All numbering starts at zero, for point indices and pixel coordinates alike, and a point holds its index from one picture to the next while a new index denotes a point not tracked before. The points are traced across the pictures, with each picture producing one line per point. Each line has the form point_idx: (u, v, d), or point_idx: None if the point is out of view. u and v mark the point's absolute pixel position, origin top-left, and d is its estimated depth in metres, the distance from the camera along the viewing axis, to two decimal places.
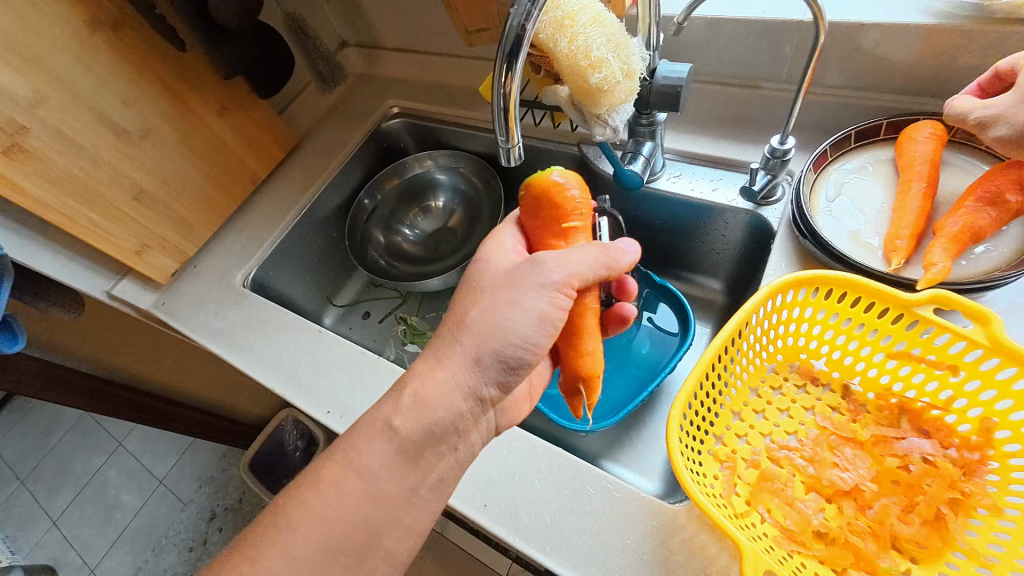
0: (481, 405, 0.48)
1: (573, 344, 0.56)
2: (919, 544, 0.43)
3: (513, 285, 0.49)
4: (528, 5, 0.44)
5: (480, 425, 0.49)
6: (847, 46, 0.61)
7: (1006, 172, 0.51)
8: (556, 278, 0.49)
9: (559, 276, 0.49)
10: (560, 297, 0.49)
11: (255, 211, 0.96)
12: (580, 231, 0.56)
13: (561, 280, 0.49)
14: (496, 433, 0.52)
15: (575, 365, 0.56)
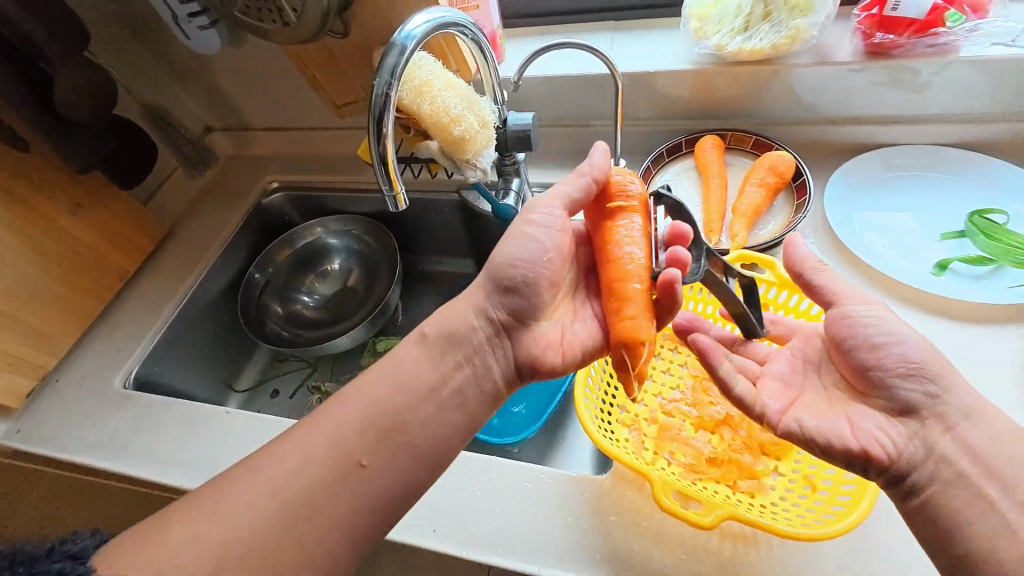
0: (492, 327, 0.54)
1: (614, 308, 0.53)
2: (778, 444, 0.55)
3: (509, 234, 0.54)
4: (388, 77, 0.52)
5: (491, 350, 0.53)
6: (643, 88, 0.79)
7: (762, 163, 0.71)
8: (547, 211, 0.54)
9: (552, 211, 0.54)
10: (536, 226, 0.53)
11: (127, 308, 0.89)
12: (627, 210, 0.56)
13: (551, 212, 0.54)
14: (511, 370, 0.54)
15: (618, 330, 0.52)
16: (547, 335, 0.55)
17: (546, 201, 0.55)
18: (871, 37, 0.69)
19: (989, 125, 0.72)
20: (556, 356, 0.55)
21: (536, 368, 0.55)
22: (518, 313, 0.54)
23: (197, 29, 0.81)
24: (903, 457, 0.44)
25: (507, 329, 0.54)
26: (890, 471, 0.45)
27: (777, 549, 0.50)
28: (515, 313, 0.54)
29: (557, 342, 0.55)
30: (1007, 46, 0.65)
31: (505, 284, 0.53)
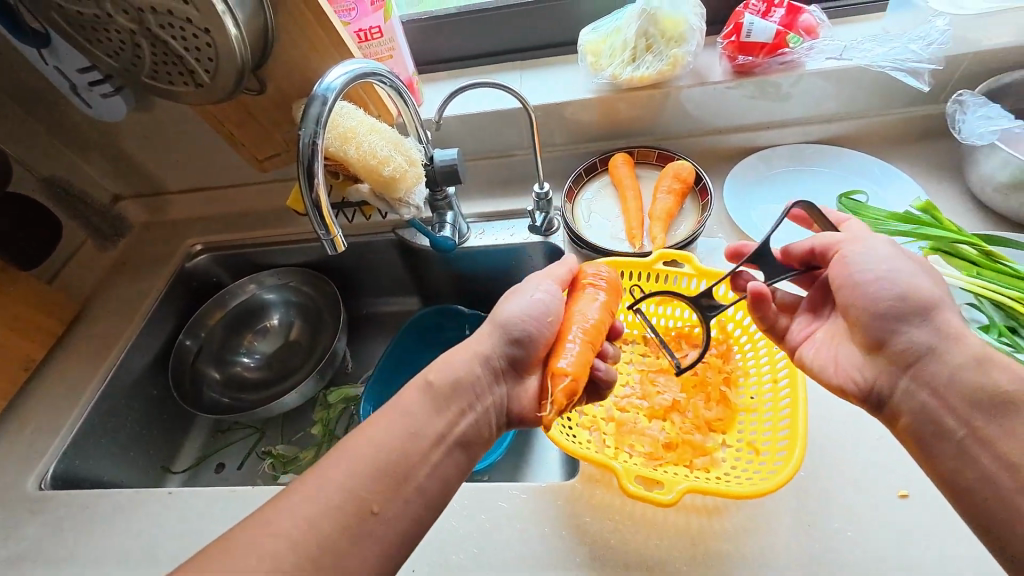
0: (492, 372, 0.56)
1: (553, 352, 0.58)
2: (722, 419, 0.60)
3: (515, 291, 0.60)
4: (313, 127, 0.54)
5: (489, 395, 0.55)
6: (556, 117, 0.87)
7: (668, 172, 0.79)
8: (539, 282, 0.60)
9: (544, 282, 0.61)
10: (535, 291, 0.59)
11: (36, 399, 0.80)
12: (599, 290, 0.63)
13: (543, 283, 0.61)
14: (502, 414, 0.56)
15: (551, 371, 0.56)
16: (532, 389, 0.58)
17: (538, 278, 0.61)
18: (735, 60, 0.81)
19: (839, 122, 0.86)
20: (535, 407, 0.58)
21: (523, 418, 0.58)
22: (517, 363, 0.57)
23: (100, 97, 0.79)
24: (873, 387, 0.52)
25: (504, 375, 0.57)
26: (867, 398, 0.53)
27: (735, 515, 0.54)
28: (515, 364, 0.57)
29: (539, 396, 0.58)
30: (837, 60, 0.79)
31: (507, 337, 0.56)
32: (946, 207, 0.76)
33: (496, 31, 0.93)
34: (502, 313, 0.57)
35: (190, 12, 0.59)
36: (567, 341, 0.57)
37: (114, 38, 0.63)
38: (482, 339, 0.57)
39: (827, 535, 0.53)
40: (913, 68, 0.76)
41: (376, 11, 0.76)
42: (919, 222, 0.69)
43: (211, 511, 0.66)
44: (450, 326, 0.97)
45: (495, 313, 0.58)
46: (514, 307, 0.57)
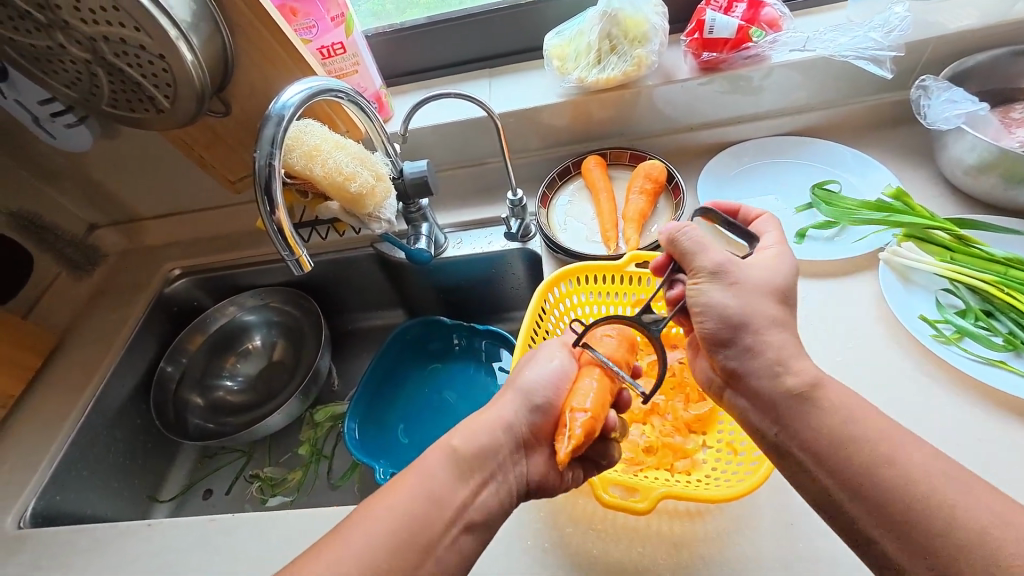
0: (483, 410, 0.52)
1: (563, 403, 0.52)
2: (701, 420, 0.60)
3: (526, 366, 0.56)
4: (268, 148, 0.54)
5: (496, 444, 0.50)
6: (526, 123, 0.86)
7: (639, 172, 0.79)
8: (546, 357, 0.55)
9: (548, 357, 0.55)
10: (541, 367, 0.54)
11: (15, 436, 0.79)
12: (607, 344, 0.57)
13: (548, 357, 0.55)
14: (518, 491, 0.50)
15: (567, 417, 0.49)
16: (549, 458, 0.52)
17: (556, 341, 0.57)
18: (700, 57, 0.80)
19: (809, 113, 0.86)
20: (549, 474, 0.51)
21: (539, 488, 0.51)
22: (535, 432, 0.52)
23: (64, 127, 0.79)
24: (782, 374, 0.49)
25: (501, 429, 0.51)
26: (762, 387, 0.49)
27: (719, 518, 0.54)
28: (535, 433, 0.52)
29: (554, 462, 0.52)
30: (800, 51, 0.79)
31: (529, 406, 0.52)
32: (919, 193, 0.76)
33: (462, 40, 0.93)
34: (522, 378, 0.53)
35: (143, 39, 0.59)
36: (586, 385, 0.52)
37: (70, 69, 0.63)
38: (502, 403, 0.52)
39: (812, 534, 0.52)
40: (875, 55, 0.76)
41: (337, 27, 0.76)
42: (890, 210, 0.69)
43: (192, 542, 0.65)
44: (432, 339, 0.97)
45: (513, 380, 0.54)
46: (536, 375, 0.53)
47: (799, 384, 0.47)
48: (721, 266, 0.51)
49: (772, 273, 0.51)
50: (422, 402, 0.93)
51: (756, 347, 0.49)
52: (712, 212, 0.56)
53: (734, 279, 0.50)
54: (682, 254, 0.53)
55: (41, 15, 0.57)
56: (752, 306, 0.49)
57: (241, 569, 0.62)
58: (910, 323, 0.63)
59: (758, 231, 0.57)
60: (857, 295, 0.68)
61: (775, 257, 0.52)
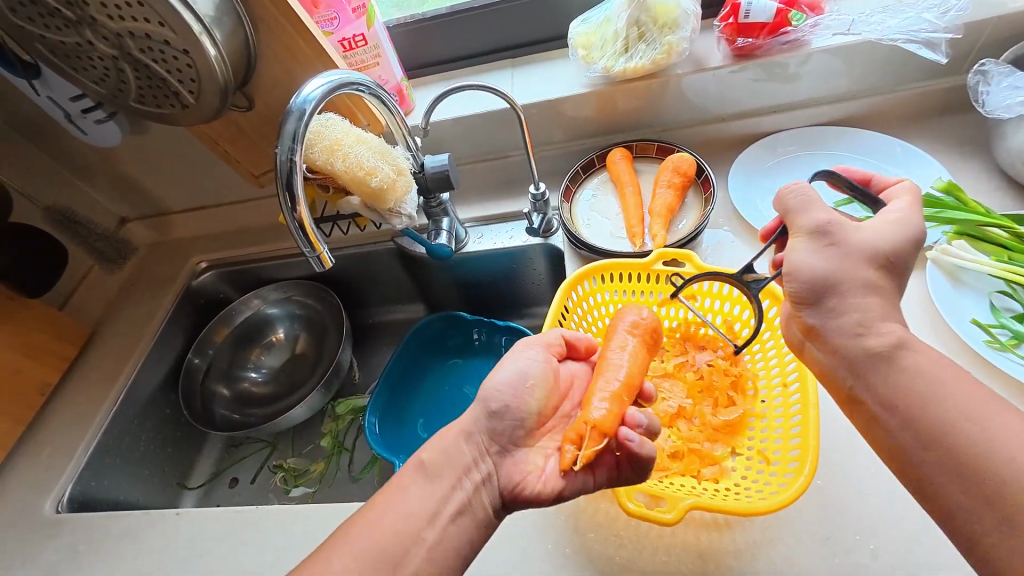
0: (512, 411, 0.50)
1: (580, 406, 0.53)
2: (730, 425, 0.58)
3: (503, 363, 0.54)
4: (289, 144, 0.53)
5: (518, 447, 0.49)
6: (550, 114, 0.84)
7: (667, 165, 0.76)
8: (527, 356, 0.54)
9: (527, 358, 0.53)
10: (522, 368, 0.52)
11: (52, 424, 0.82)
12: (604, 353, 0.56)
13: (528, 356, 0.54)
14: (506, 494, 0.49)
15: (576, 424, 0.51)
16: (526, 463, 0.51)
17: (529, 343, 0.56)
18: (734, 43, 0.76)
19: (851, 101, 0.81)
20: (536, 482, 0.49)
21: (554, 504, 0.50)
22: (501, 437, 0.51)
23: (94, 123, 0.80)
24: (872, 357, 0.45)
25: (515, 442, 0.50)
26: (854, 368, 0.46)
27: (748, 529, 0.52)
28: None
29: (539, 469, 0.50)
30: (845, 35, 0.73)
31: (524, 404, 0.49)
32: (971, 187, 0.71)
33: (485, 29, 0.90)
34: (482, 383, 0.52)
35: (167, 34, 0.59)
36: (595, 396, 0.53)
37: (98, 66, 0.63)
38: (464, 410, 0.52)
39: (849, 549, 0.49)
40: (929, 38, 0.71)
41: (358, 18, 0.75)
42: (940, 206, 0.64)
43: (217, 532, 0.66)
44: (452, 334, 0.96)
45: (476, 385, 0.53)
46: (496, 378, 0.52)
47: (883, 344, 0.45)
48: (826, 226, 0.48)
49: (889, 238, 0.48)
50: (442, 397, 0.92)
51: (841, 308, 0.47)
52: (836, 176, 0.52)
53: (837, 241, 0.48)
54: (785, 211, 0.51)
55: (69, 12, 0.57)
56: (845, 269, 0.47)
57: (265, 560, 0.63)
58: (961, 328, 0.59)
59: (889, 198, 0.52)
60: (900, 297, 0.64)
61: (898, 220, 0.48)
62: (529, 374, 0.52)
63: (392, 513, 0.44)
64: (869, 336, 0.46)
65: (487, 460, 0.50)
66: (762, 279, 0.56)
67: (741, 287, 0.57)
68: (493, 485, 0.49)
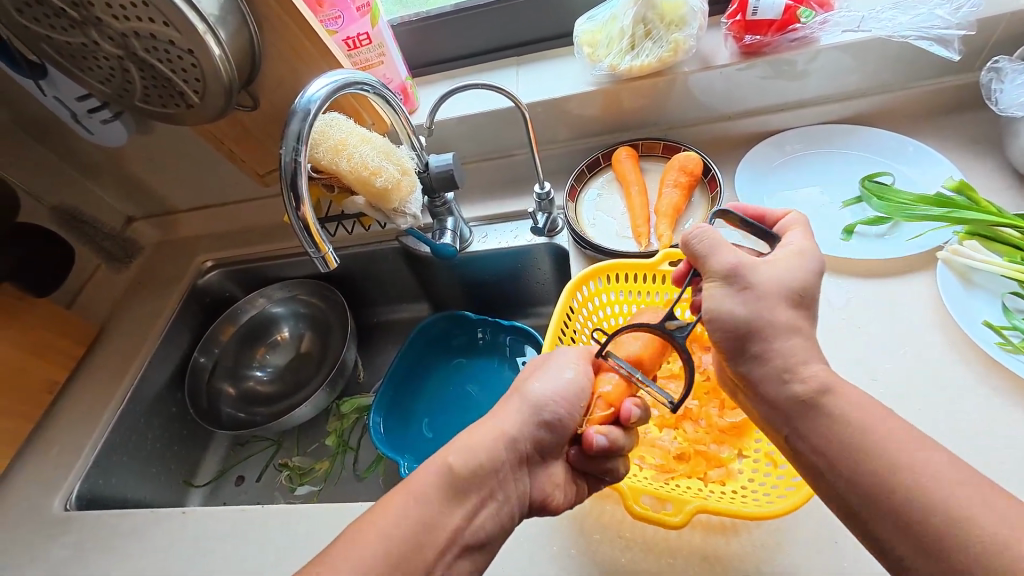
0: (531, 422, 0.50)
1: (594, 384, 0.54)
2: (738, 428, 0.57)
3: (547, 368, 0.52)
4: (294, 144, 0.53)
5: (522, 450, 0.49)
6: (555, 112, 0.83)
7: (674, 165, 0.75)
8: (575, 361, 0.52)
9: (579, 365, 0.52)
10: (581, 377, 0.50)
11: (60, 422, 0.83)
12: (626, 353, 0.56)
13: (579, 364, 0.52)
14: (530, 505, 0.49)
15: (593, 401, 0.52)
16: (555, 477, 0.51)
17: (574, 355, 0.53)
18: (742, 40, 0.75)
19: (860, 99, 0.80)
20: (558, 495, 0.50)
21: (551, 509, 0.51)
22: (543, 450, 0.50)
23: (100, 123, 0.80)
24: None
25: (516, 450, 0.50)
26: None
27: (754, 532, 0.51)
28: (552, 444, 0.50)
29: (561, 481, 0.51)
30: (855, 32, 0.73)
31: (524, 410, 0.49)
32: (982, 186, 0.70)
33: (491, 28, 0.90)
34: (529, 389, 0.50)
35: (172, 34, 0.58)
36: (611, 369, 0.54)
37: (104, 66, 0.63)
38: (506, 416, 0.49)
39: (856, 553, 0.49)
40: (942, 35, 0.70)
41: (363, 17, 0.75)
42: (950, 205, 0.64)
43: (223, 531, 0.67)
44: (456, 333, 0.96)
45: (520, 389, 0.50)
46: (544, 388, 0.49)
47: (807, 391, 0.44)
48: (735, 269, 0.47)
49: (796, 273, 0.46)
50: (447, 397, 0.92)
51: (765, 354, 0.46)
52: (732, 215, 0.52)
53: (748, 283, 0.46)
54: (694, 256, 0.49)
55: (74, 12, 0.57)
56: (762, 314, 0.45)
57: (269, 559, 0.63)
58: (974, 331, 0.58)
59: (784, 230, 0.52)
60: (910, 298, 0.63)
61: (797, 254, 0.48)
62: (580, 393, 0.50)
63: (398, 514, 0.44)
64: (794, 382, 0.45)
65: (524, 475, 0.49)
66: (686, 329, 0.49)
67: (663, 334, 0.49)
68: (522, 498, 0.49)
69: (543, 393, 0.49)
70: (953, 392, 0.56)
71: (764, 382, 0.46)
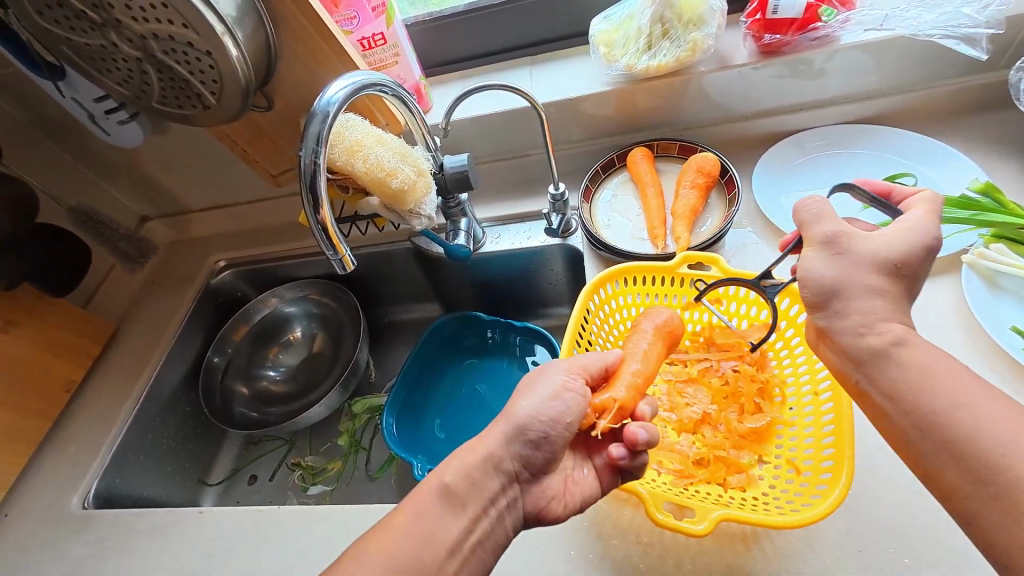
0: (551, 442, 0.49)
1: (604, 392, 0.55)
2: (757, 434, 0.57)
3: (536, 379, 0.51)
4: (313, 146, 0.53)
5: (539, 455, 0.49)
6: (570, 112, 0.82)
7: (691, 165, 0.75)
8: (566, 369, 0.52)
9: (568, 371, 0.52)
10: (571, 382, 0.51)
11: (76, 420, 0.83)
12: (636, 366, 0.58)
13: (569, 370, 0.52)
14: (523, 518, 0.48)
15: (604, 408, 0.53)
16: (552, 488, 0.50)
17: (563, 365, 0.53)
18: (761, 39, 0.74)
19: (881, 99, 0.78)
20: (558, 507, 0.49)
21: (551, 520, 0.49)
22: (533, 466, 0.49)
23: (117, 124, 0.81)
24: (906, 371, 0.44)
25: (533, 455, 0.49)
26: None
27: (775, 539, 0.51)
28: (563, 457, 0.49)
29: (558, 493, 0.50)
30: (877, 31, 0.71)
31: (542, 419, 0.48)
32: (1008, 188, 0.69)
33: (505, 27, 0.89)
34: (517, 410, 0.48)
35: (190, 35, 0.59)
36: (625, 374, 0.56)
37: (122, 67, 0.64)
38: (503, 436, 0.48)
39: (879, 561, 0.48)
40: (968, 34, 0.68)
41: (378, 17, 0.74)
42: (978, 207, 0.62)
43: (238, 531, 0.67)
44: (468, 334, 0.96)
45: (507, 411, 0.49)
46: (531, 408, 0.48)
47: (881, 342, 0.44)
48: (834, 237, 0.47)
49: (904, 247, 0.45)
50: (458, 399, 0.92)
51: (846, 310, 0.46)
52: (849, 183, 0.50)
53: (844, 250, 0.46)
54: (799, 221, 0.50)
55: (94, 14, 0.57)
56: (847, 279, 0.46)
57: (284, 560, 0.63)
58: (999, 334, 0.57)
59: (907, 208, 0.49)
60: (934, 301, 0.62)
61: (909, 229, 0.46)
62: (569, 409, 0.48)
63: (418, 517, 0.44)
64: (870, 334, 0.45)
65: (515, 486, 0.48)
66: (778, 285, 0.54)
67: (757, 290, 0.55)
68: (515, 511, 0.48)
69: (529, 414, 0.48)
70: None
71: (843, 333, 0.46)
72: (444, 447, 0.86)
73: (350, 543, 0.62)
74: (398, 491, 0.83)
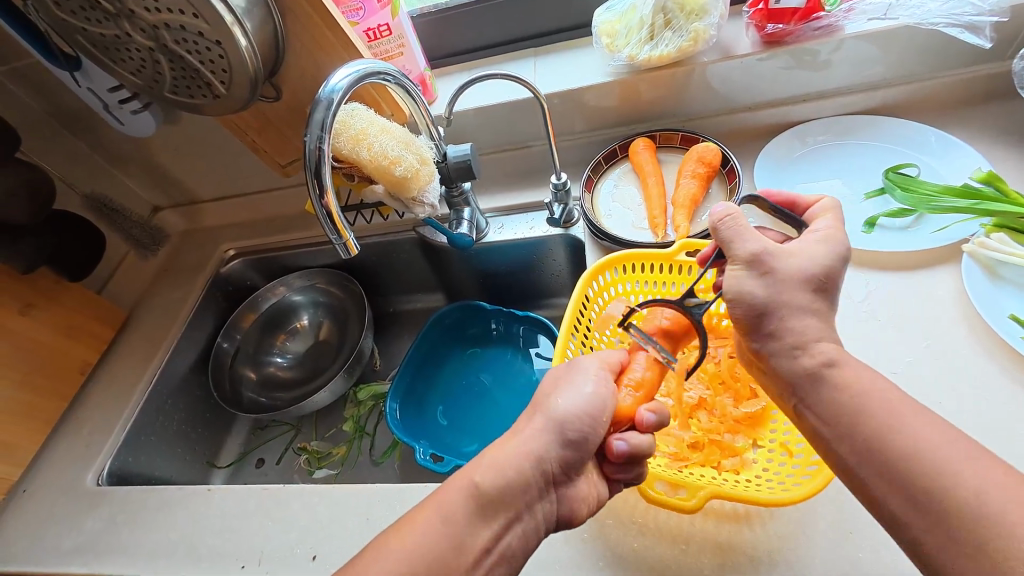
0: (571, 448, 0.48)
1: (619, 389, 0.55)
2: (752, 418, 0.58)
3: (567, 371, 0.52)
4: (317, 132, 0.54)
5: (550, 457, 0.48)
6: (574, 102, 0.83)
7: (693, 155, 0.75)
8: (592, 364, 0.53)
9: (593, 364, 0.53)
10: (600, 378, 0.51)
11: (91, 402, 0.86)
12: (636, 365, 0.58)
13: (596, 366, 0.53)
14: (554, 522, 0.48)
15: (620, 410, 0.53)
16: (581, 489, 0.49)
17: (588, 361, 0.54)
18: (763, 29, 0.75)
19: (886, 89, 0.78)
20: (584, 507, 0.49)
21: (574, 520, 0.49)
22: (570, 467, 0.48)
23: (130, 114, 0.83)
24: None
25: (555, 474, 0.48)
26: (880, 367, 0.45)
27: (768, 520, 0.51)
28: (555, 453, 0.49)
29: (586, 494, 0.49)
30: (880, 20, 0.71)
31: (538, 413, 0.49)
32: (1013, 178, 0.68)
33: (510, 19, 0.90)
34: (553, 405, 0.49)
35: (201, 25, 0.60)
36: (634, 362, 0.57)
37: (135, 57, 0.65)
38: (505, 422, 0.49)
39: (872, 542, 0.49)
40: (973, 23, 0.68)
41: (383, 9, 0.75)
42: (979, 197, 0.63)
43: (246, 508, 0.69)
44: (472, 323, 0.97)
45: (544, 407, 0.49)
46: (570, 403, 0.48)
47: (814, 364, 0.45)
48: (760, 254, 0.46)
49: (819, 259, 0.46)
50: (462, 386, 0.93)
51: (779, 331, 0.46)
52: (758, 198, 0.53)
53: (772, 269, 0.46)
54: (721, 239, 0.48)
55: (109, 5, 0.59)
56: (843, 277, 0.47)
57: (288, 538, 0.65)
58: (998, 323, 0.57)
59: (811, 218, 0.52)
60: (934, 291, 0.63)
61: (824, 239, 0.48)
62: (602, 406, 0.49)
63: None
64: (803, 357, 0.46)
65: (552, 491, 0.47)
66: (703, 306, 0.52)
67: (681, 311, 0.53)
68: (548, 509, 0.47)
69: (566, 408, 0.48)
70: (975, 389, 0.55)
71: (777, 355, 0.47)
72: (448, 432, 0.88)
73: (353, 520, 0.64)
74: (401, 475, 0.85)
